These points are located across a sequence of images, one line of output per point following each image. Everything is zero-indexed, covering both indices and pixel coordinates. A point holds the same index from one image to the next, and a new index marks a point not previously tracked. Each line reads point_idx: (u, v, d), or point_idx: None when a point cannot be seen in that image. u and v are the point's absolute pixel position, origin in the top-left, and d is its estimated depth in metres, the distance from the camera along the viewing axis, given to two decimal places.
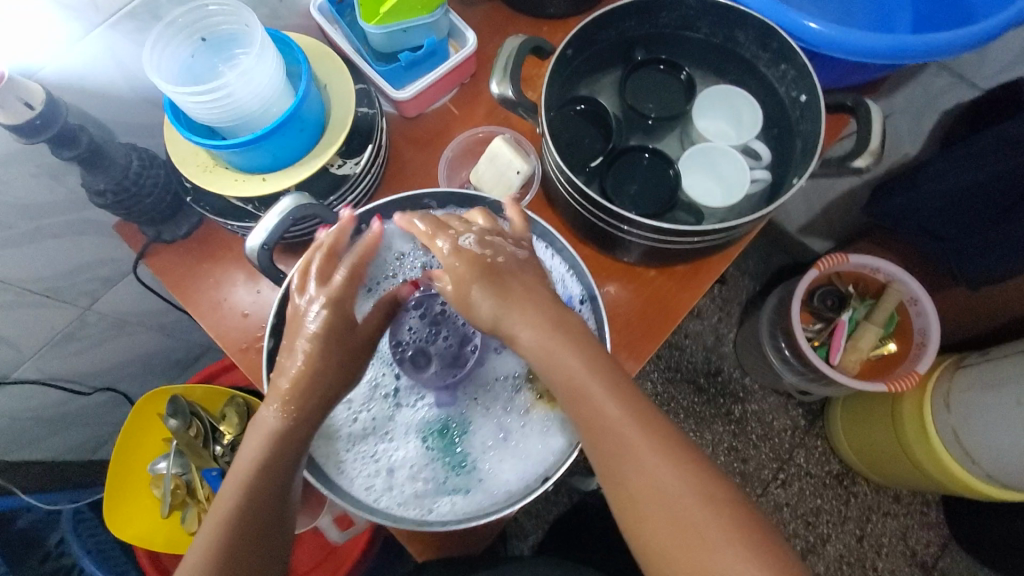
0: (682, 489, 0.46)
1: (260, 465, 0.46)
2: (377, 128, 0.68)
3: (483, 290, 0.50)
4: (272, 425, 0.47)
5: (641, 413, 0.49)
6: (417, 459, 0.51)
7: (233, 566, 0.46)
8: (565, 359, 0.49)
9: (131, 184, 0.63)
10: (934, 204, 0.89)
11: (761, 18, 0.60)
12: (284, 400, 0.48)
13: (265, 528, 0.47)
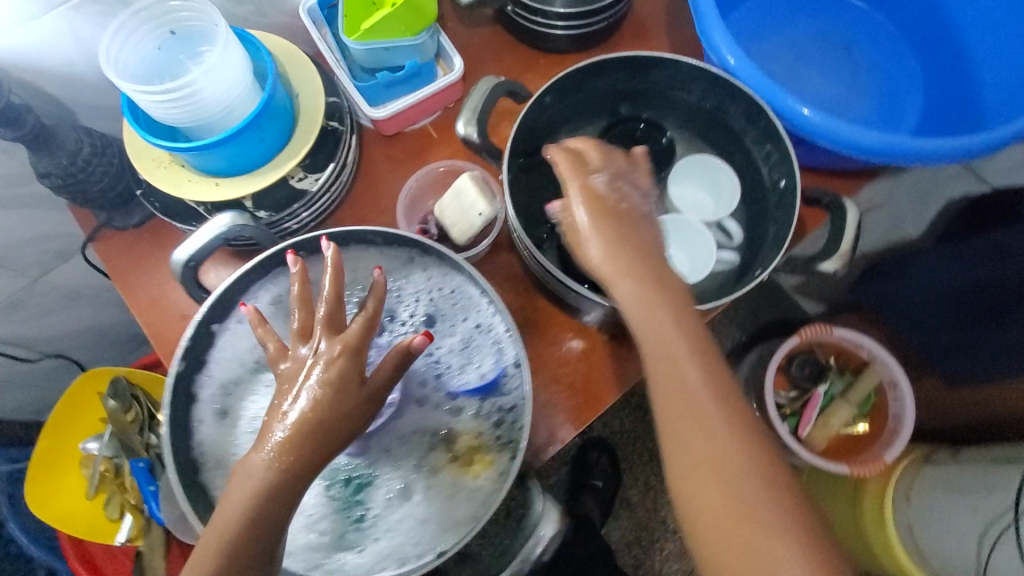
0: (752, 480, 0.43)
1: (254, 511, 0.41)
2: (342, 146, 0.66)
3: (594, 236, 0.47)
4: (256, 478, 0.41)
5: (725, 407, 0.45)
6: (315, 508, 0.48)
7: None
8: (658, 335, 0.46)
9: (81, 169, 0.61)
10: (923, 297, 0.86)
11: (752, 94, 0.57)
12: (279, 452, 0.42)
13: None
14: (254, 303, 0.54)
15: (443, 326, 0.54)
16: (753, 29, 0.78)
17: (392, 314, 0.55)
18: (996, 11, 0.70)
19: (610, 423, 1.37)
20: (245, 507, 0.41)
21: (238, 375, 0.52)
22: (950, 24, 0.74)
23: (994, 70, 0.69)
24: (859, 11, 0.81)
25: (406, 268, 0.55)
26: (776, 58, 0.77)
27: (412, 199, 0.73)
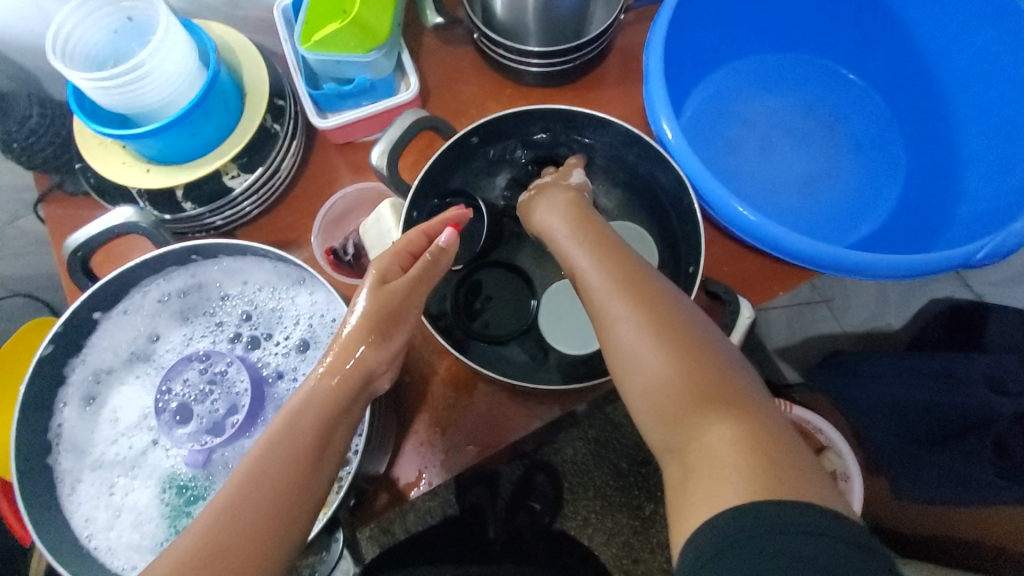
0: (664, 360, 0.42)
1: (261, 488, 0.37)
2: (277, 150, 0.67)
3: (547, 206, 0.55)
4: (306, 390, 0.41)
5: (650, 312, 0.44)
6: (147, 509, 0.51)
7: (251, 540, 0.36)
8: (581, 272, 0.49)
9: (28, 136, 0.63)
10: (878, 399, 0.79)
11: (682, 174, 0.56)
12: (333, 366, 0.42)
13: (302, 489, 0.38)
14: (142, 295, 0.55)
15: (315, 355, 0.54)
16: (737, 90, 0.75)
17: (270, 332, 0.55)
18: (992, 113, 0.64)
19: (563, 452, 1.24)
20: (254, 485, 0.37)
21: (111, 365, 0.54)
22: (945, 118, 0.69)
23: (976, 177, 0.64)
24: (857, 85, 0.76)
25: (294, 287, 0.55)
26: (755, 125, 0.74)
27: (345, 210, 0.73)
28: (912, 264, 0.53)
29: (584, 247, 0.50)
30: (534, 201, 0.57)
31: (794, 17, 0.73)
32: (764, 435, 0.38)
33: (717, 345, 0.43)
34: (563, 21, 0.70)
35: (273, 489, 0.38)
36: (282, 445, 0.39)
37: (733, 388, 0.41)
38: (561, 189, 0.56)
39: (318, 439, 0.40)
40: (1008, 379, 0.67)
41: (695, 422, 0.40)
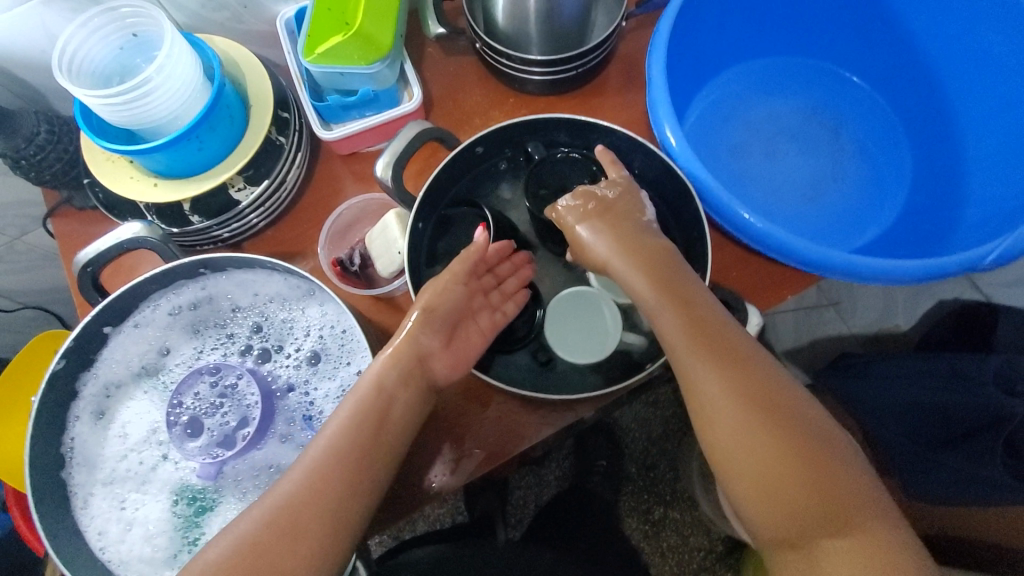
0: (787, 470, 0.45)
1: (336, 466, 0.46)
2: (282, 162, 0.67)
3: (594, 228, 0.55)
4: (370, 372, 0.51)
5: (770, 420, 0.46)
6: (159, 522, 0.51)
7: (322, 500, 0.45)
8: (688, 368, 0.48)
9: (37, 152, 0.64)
10: None
11: (687, 181, 0.57)
12: (391, 354, 0.51)
13: (367, 454, 0.48)
14: (152, 309, 0.55)
15: (325, 367, 0.54)
16: (740, 94, 0.75)
17: (280, 345, 0.55)
18: (999, 115, 0.64)
19: (572, 457, 1.24)
20: (329, 459, 0.47)
21: (122, 378, 0.54)
22: (951, 120, 0.69)
23: (982, 180, 0.63)
24: (861, 88, 0.76)
25: (304, 300, 0.55)
26: (759, 128, 0.74)
27: (352, 220, 0.74)
28: (916, 269, 0.52)
29: (675, 313, 0.50)
30: (599, 244, 0.54)
31: (795, 20, 0.73)
32: (882, 540, 0.43)
33: (825, 437, 0.46)
34: (565, 29, 0.70)
35: (340, 458, 0.47)
36: (349, 428, 0.48)
37: (847, 487, 0.45)
38: (624, 229, 0.54)
39: (378, 416, 0.49)
40: (1016, 378, 0.67)
41: (817, 529, 0.44)
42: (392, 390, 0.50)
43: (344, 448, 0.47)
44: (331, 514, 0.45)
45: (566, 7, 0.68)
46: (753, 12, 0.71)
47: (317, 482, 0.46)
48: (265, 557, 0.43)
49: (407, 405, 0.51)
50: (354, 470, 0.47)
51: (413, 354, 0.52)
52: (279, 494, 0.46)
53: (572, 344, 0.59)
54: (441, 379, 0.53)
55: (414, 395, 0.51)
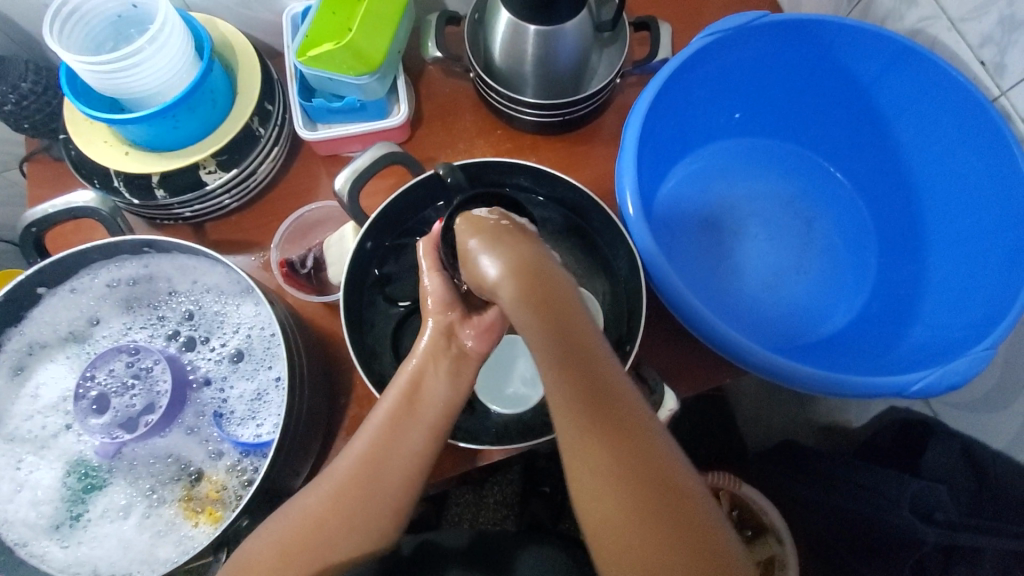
0: None
1: (380, 443, 0.47)
2: (255, 153, 0.68)
3: (481, 247, 0.40)
4: (414, 359, 0.48)
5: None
6: (48, 489, 0.51)
7: (362, 492, 0.46)
8: (597, 511, 0.39)
9: (20, 100, 0.65)
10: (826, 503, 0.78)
11: (635, 252, 0.58)
12: (428, 349, 0.49)
13: (405, 441, 0.47)
14: (92, 278, 0.55)
15: (246, 367, 0.55)
16: (720, 170, 0.76)
17: (207, 337, 0.56)
18: (967, 242, 0.64)
19: None
20: (377, 441, 0.47)
21: (46, 339, 0.54)
22: (920, 236, 0.68)
23: (936, 304, 0.64)
24: (842, 185, 0.76)
25: (240, 296, 0.56)
26: (733, 206, 0.74)
27: (316, 220, 0.74)
28: (841, 383, 0.52)
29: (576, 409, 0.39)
30: (502, 287, 0.39)
31: (788, 107, 0.75)
32: None
33: None
34: (561, 75, 0.68)
35: (382, 446, 0.47)
36: (390, 407, 0.48)
37: None
38: (531, 257, 0.40)
39: (415, 398, 0.48)
40: (936, 506, 0.64)
41: None
42: (423, 367, 0.48)
43: (388, 440, 0.47)
44: (382, 492, 0.46)
45: (563, 53, 0.66)
46: (745, 91, 0.72)
47: (358, 481, 0.46)
48: (326, 533, 0.45)
49: (445, 383, 0.48)
50: (393, 461, 0.47)
51: (438, 331, 0.49)
52: (323, 488, 0.46)
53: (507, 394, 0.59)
54: (479, 347, 0.49)
55: (446, 372, 0.48)
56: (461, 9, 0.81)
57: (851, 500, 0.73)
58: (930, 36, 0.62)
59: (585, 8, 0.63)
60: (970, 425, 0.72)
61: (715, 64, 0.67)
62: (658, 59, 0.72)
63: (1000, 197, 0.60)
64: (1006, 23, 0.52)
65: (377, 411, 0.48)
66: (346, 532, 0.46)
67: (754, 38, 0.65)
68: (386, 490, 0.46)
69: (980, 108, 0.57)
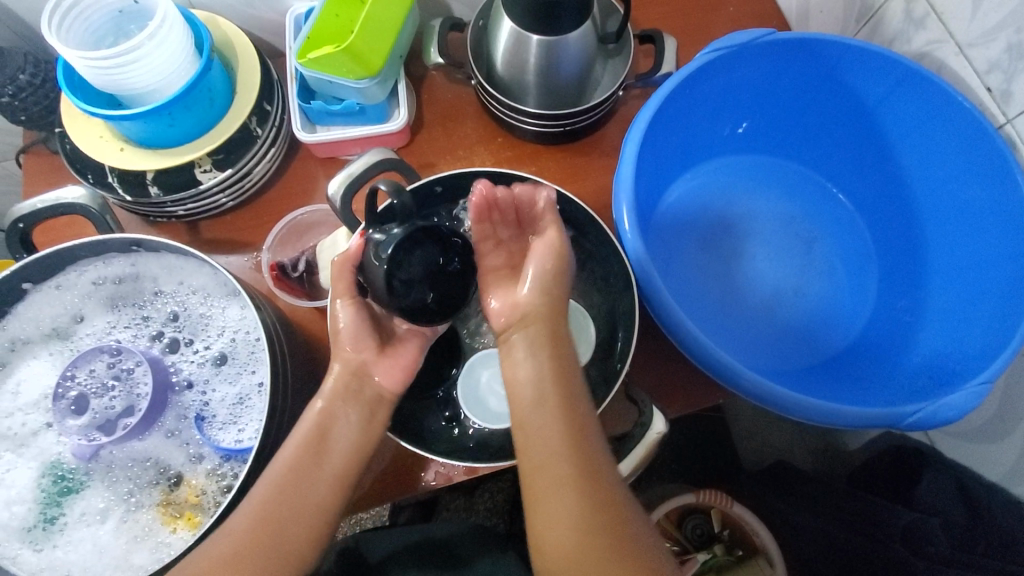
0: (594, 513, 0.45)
1: (285, 496, 0.47)
2: (251, 153, 0.67)
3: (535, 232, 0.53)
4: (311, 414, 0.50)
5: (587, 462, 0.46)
6: (24, 490, 0.50)
7: (256, 549, 0.45)
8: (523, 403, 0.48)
9: (18, 91, 0.64)
10: (819, 529, 0.77)
11: (630, 269, 0.57)
12: (327, 397, 0.50)
13: (304, 487, 0.47)
14: (77, 274, 0.55)
15: (229, 370, 0.54)
16: (721, 187, 0.75)
17: (192, 338, 0.55)
18: (969, 272, 0.62)
19: None
20: (279, 491, 0.46)
21: (30, 336, 0.54)
22: (921, 264, 0.67)
23: (934, 334, 0.63)
24: (844, 207, 0.75)
25: (226, 298, 0.55)
26: (732, 226, 0.73)
27: (310, 223, 0.73)
28: (837, 413, 0.52)
29: (570, 468, 0.46)
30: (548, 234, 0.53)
31: (792, 125, 0.74)
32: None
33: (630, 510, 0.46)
34: (563, 85, 0.67)
35: (283, 496, 0.46)
36: (289, 460, 0.48)
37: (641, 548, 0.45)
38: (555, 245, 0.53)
39: (316, 447, 0.49)
40: (928, 539, 0.64)
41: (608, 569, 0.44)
42: (337, 414, 0.50)
43: (286, 490, 0.47)
44: (280, 542, 0.46)
45: (566, 63, 0.65)
46: (749, 108, 0.72)
47: (257, 533, 0.45)
48: None
49: (354, 428, 0.50)
50: (292, 516, 0.46)
51: (348, 372, 0.51)
52: (213, 548, 0.45)
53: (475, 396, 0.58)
54: (389, 386, 0.52)
55: (358, 419, 0.51)
56: (466, 14, 0.80)
57: (846, 531, 0.73)
58: (937, 59, 0.61)
59: (589, 19, 0.63)
60: (964, 455, 0.70)
61: (719, 80, 0.66)
62: (662, 72, 0.71)
63: (1004, 228, 0.59)
64: (1015, 52, 0.52)
65: (274, 465, 0.48)
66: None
67: (758, 57, 0.65)
68: (279, 545, 0.46)
69: (985, 136, 0.56)
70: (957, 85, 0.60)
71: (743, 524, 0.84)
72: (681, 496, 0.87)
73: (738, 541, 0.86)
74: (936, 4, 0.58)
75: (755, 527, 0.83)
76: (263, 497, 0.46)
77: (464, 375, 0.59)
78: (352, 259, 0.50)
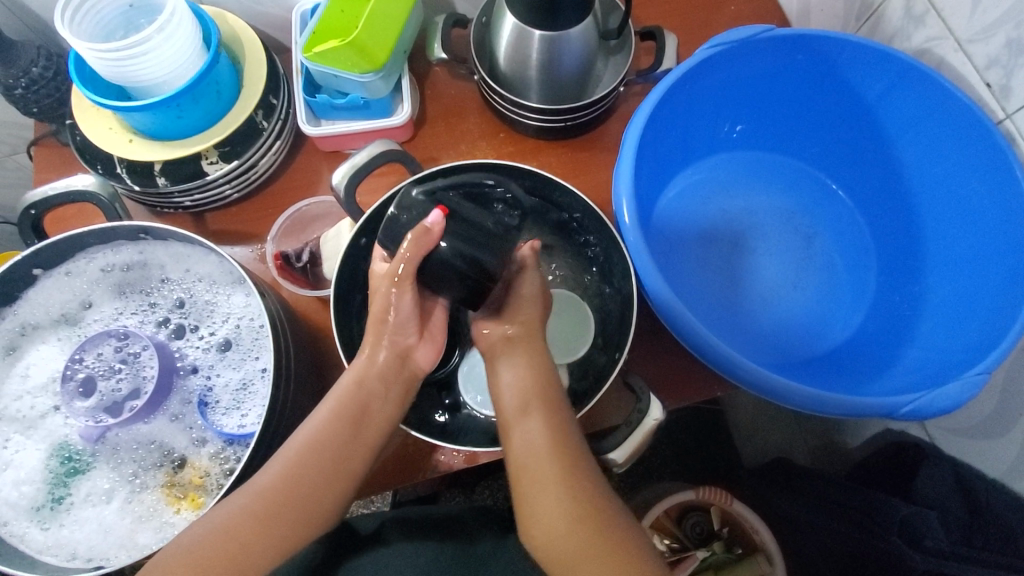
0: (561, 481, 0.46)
1: (323, 457, 0.48)
2: (257, 145, 0.68)
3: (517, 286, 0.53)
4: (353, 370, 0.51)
5: (558, 435, 0.48)
6: (33, 471, 0.51)
7: (286, 503, 0.46)
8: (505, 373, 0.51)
9: (29, 84, 0.66)
10: (820, 524, 0.77)
11: (628, 260, 0.58)
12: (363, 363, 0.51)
13: (338, 443, 0.49)
14: (87, 261, 0.56)
15: (233, 356, 0.55)
16: (720, 183, 0.76)
17: (197, 325, 0.56)
18: (969, 265, 0.63)
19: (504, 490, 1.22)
20: (313, 449, 0.48)
21: (39, 321, 0.55)
22: (921, 259, 0.68)
23: (933, 328, 0.63)
24: (844, 204, 0.76)
25: (231, 286, 0.56)
26: (731, 221, 0.74)
27: (314, 215, 0.74)
28: (834, 403, 0.52)
29: (541, 439, 0.47)
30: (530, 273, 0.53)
31: (792, 120, 0.74)
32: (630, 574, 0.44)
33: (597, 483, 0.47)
34: (564, 80, 0.68)
35: (318, 452, 0.48)
36: (324, 421, 0.49)
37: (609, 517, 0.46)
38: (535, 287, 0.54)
39: (360, 408, 0.50)
40: (924, 532, 0.64)
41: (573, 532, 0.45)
42: (372, 389, 0.51)
43: (319, 446, 0.48)
44: (309, 503, 0.47)
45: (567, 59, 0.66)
46: (749, 103, 0.72)
47: (292, 487, 0.46)
48: (251, 554, 0.44)
49: (390, 403, 0.51)
50: (325, 470, 0.48)
51: (396, 354, 0.52)
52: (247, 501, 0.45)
53: (471, 383, 0.59)
54: (422, 366, 0.54)
55: (396, 397, 0.52)
56: (470, 12, 0.81)
57: (845, 525, 0.73)
58: (936, 55, 0.62)
59: (590, 15, 0.63)
60: (963, 449, 0.71)
61: (719, 75, 0.67)
62: (663, 68, 0.72)
63: (1003, 222, 0.59)
64: (1014, 46, 0.52)
65: (301, 430, 0.49)
66: (266, 545, 0.45)
67: (758, 52, 0.65)
68: (306, 505, 0.47)
69: (983, 131, 0.56)
70: (956, 81, 0.61)
71: (743, 522, 0.85)
72: (680, 492, 0.87)
73: (738, 538, 0.86)
74: (935, 1, 0.59)
75: (755, 524, 0.83)
76: (299, 458, 0.47)
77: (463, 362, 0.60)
78: (433, 238, 0.47)
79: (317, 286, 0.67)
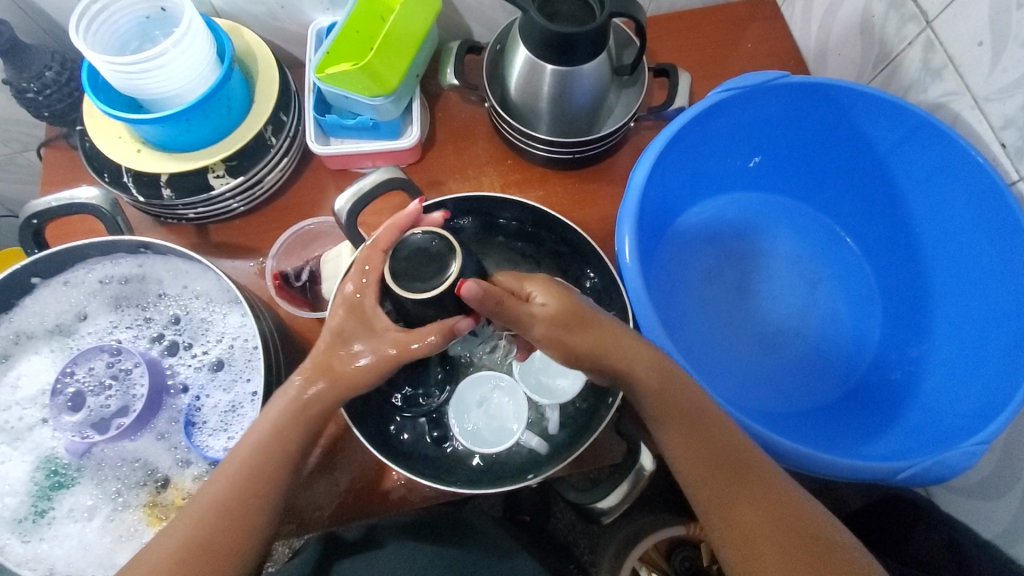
0: (706, 445, 0.49)
1: (234, 492, 0.46)
2: (264, 162, 0.68)
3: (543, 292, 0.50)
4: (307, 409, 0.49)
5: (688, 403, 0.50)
6: (17, 483, 0.51)
7: (206, 542, 0.45)
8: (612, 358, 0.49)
9: (42, 89, 0.66)
10: None
11: (627, 300, 0.58)
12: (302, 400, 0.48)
13: (257, 480, 0.46)
14: (86, 272, 0.56)
15: (224, 376, 0.55)
16: (729, 222, 0.75)
17: (190, 342, 0.56)
18: (973, 326, 0.62)
19: None
20: (232, 485, 0.46)
21: (34, 330, 0.55)
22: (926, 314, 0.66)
23: (934, 389, 0.62)
24: (851, 252, 0.75)
25: (227, 305, 0.56)
26: (738, 261, 0.73)
27: (317, 234, 0.74)
28: (831, 463, 0.51)
29: (675, 414, 0.50)
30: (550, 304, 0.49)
31: (803, 164, 0.74)
32: (786, 510, 0.47)
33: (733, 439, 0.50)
34: (575, 114, 0.68)
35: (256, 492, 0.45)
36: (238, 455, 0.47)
37: (753, 466, 0.49)
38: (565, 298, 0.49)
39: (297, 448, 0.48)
40: None
41: (731, 495, 0.48)
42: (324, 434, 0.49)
43: (240, 485, 0.46)
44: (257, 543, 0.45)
45: (579, 93, 0.65)
46: (760, 145, 0.72)
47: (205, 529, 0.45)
48: None
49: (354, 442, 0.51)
50: (238, 511, 0.46)
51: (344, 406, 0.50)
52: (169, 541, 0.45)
53: (465, 417, 0.58)
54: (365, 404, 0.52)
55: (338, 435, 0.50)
56: (486, 37, 0.81)
57: None
58: (952, 111, 0.61)
59: (604, 52, 0.63)
60: (960, 510, 0.69)
61: (731, 118, 0.66)
62: (675, 105, 0.72)
63: (1014, 286, 0.58)
64: None
65: (224, 468, 0.47)
66: None
67: (772, 96, 0.65)
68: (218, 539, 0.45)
69: (996, 192, 0.55)
70: (971, 138, 0.60)
71: None
72: (672, 526, 0.86)
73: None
74: (954, 56, 0.58)
75: None
76: (216, 491, 0.46)
77: (458, 392, 0.59)
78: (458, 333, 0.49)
79: (313, 306, 0.67)
